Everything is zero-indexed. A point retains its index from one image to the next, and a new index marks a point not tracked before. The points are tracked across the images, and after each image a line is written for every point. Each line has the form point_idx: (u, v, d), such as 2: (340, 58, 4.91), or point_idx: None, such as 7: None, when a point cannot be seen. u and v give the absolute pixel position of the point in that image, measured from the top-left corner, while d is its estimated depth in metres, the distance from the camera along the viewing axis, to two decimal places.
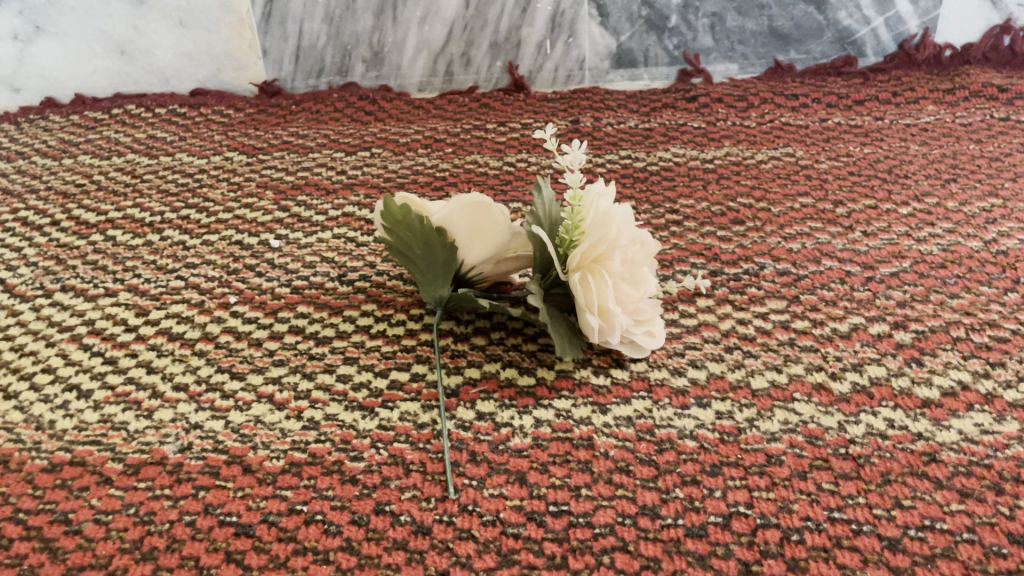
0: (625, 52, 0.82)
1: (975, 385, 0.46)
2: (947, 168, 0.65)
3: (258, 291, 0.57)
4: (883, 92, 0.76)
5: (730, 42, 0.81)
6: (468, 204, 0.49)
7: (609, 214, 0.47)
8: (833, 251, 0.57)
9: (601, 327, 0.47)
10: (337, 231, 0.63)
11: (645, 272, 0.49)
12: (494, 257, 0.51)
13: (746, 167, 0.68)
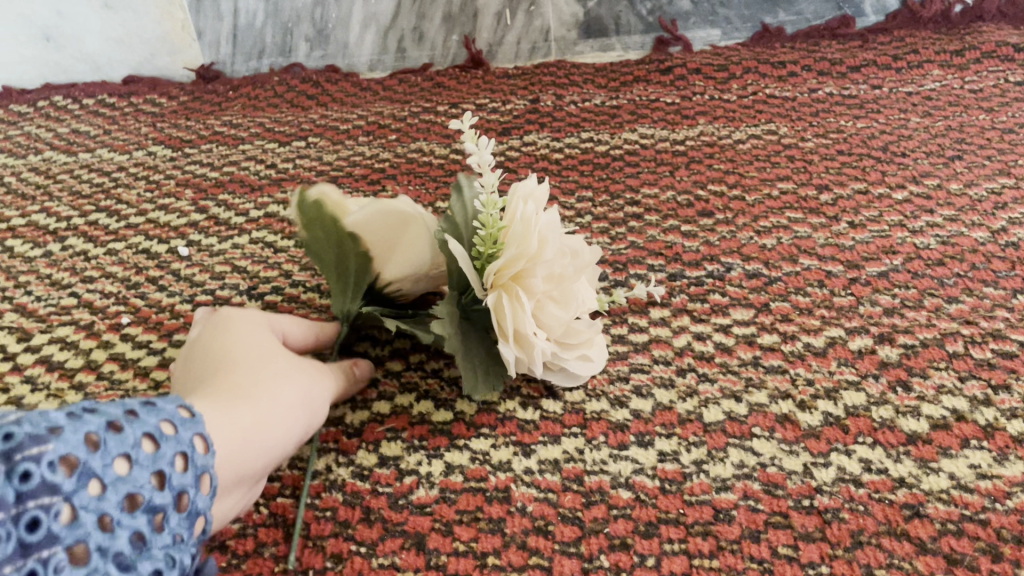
0: (594, 20, 0.75)
1: (973, 415, 0.38)
2: (952, 143, 0.56)
3: (156, 309, 0.51)
4: (882, 56, 0.67)
5: (710, 4, 0.73)
6: (391, 208, 0.41)
7: (536, 217, 0.39)
8: (813, 247, 0.49)
9: (520, 357, 0.39)
10: (256, 235, 0.57)
11: (578, 286, 0.41)
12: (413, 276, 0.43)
13: (721, 148, 0.60)
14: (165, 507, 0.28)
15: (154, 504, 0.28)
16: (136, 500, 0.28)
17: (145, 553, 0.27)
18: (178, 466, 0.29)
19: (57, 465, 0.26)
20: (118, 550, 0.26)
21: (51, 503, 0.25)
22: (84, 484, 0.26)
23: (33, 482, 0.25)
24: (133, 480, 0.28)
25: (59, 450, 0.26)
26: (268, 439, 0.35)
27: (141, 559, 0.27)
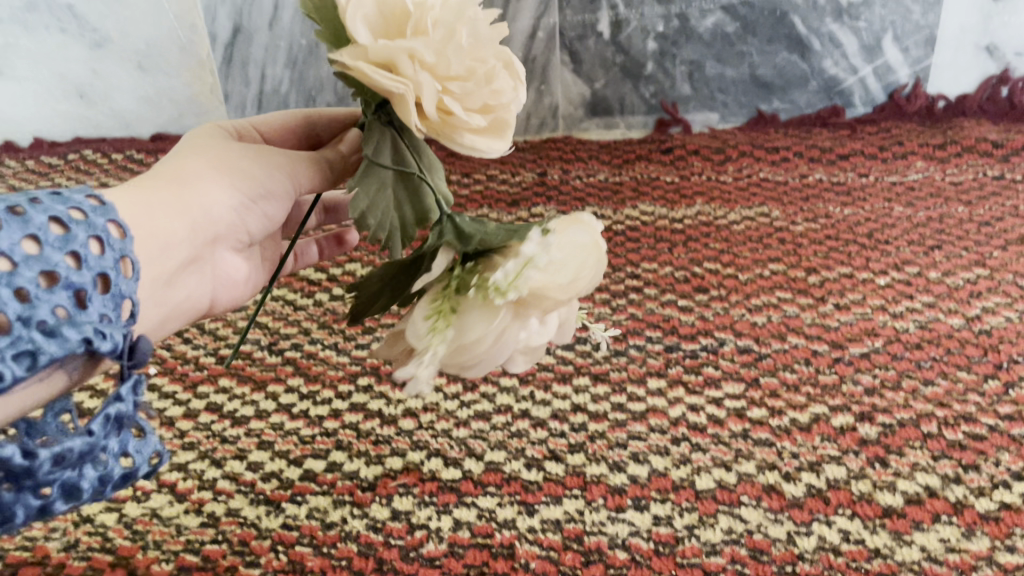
0: (600, 100, 0.79)
1: (944, 492, 0.41)
2: (932, 233, 0.60)
3: (181, 360, 0.54)
4: (869, 146, 0.71)
5: (710, 90, 0.77)
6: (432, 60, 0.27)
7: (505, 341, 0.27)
8: (800, 326, 0.53)
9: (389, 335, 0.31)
10: (277, 292, 0.60)
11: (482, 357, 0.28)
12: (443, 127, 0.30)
13: (717, 228, 0.64)
14: (80, 288, 0.25)
15: (62, 288, 0.25)
16: (46, 280, 0.25)
17: (67, 328, 0.24)
18: (90, 247, 0.26)
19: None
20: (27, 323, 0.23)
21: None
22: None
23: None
24: (30, 256, 0.24)
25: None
26: (186, 226, 0.33)
27: (60, 332, 0.24)
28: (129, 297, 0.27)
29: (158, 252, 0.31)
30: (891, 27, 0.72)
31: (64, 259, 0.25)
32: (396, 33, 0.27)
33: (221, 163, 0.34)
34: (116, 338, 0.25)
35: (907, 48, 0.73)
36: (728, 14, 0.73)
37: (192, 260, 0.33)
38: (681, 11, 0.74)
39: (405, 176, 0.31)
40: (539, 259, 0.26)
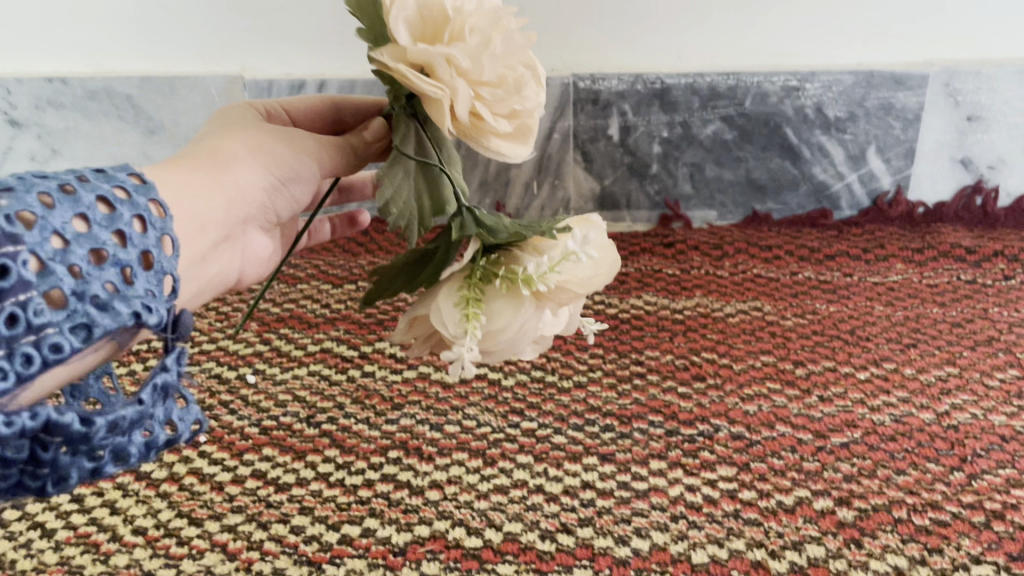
0: (608, 195, 0.86)
1: (910, 572, 0.46)
2: (909, 332, 0.67)
3: (228, 429, 0.59)
4: (853, 247, 0.78)
5: (710, 191, 0.84)
6: (465, 67, 0.35)
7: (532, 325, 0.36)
8: (788, 415, 0.59)
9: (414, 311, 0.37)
10: (313, 368, 0.67)
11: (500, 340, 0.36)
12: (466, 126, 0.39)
13: (714, 320, 0.70)
14: (130, 262, 0.33)
15: (115, 265, 0.32)
16: (102, 256, 0.32)
17: (119, 299, 0.31)
18: (134, 230, 0.34)
19: (10, 219, 0.29)
20: (92, 295, 0.31)
21: (14, 251, 0.29)
22: (41, 236, 0.30)
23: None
24: (92, 239, 0.32)
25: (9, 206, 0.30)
26: (223, 200, 0.41)
27: (116, 301, 0.31)
28: (165, 269, 0.35)
29: (205, 215, 0.40)
30: (874, 139, 0.79)
31: (114, 237, 0.33)
32: (433, 34, 0.36)
33: (251, 134, 0.44)
34: (159, 306, 0.33)
35: (889, 159, 0.80)
36: (726, 123, 0.81)
37: (231, 222, 0.42)
38: (684, 119, 0.81)
39: (425, 167, 0.41)
40: (565, 260, 0.35)
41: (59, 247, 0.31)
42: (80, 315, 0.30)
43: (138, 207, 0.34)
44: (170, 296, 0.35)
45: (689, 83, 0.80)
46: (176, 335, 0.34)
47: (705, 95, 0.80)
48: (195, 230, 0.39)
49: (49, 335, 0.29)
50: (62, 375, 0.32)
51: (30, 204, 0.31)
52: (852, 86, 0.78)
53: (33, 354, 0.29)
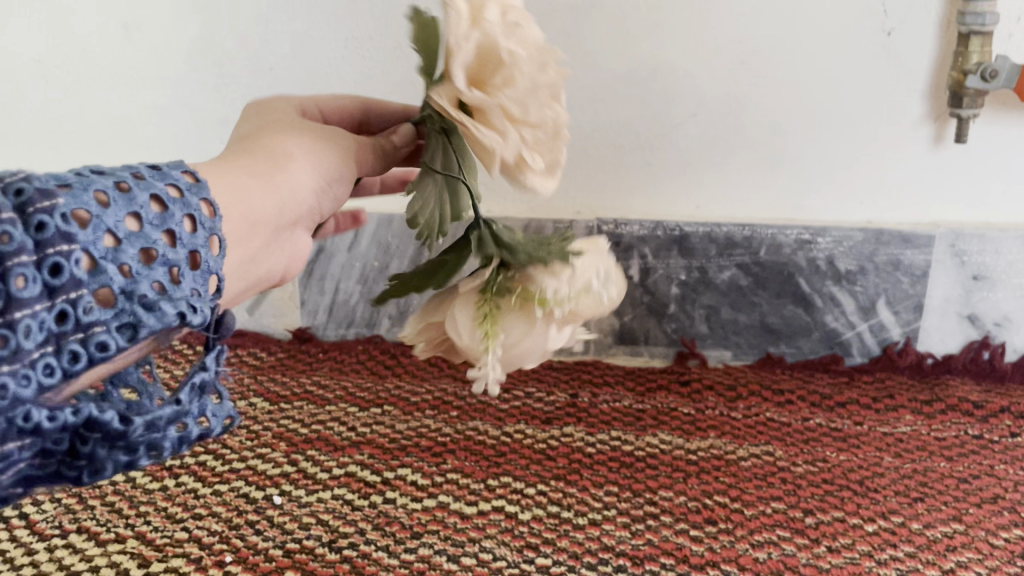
0: (627, 331, 0.89)
1: None
2: (916, 485, 0.68)
3: (253, 550, 0.61)
4: (864, 396, 0.81)
5: (725, 330, 0.88)
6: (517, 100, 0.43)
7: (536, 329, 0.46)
8: (796, 564, 0.60)
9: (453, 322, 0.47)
10: (337, 491, 0.69)
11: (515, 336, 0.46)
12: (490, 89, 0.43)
13: (726, 462, 0.72)
14: (175, 260, 0.38)
15: (161, 263, 0.38)
16: (151, 254, 0.38)
17: (165, 299, 0.37)
18: (181, 229, 0.39)
19: (67, 217, 0.34)
20: (137, 293, 0.36)
21: (67, 250, 0.34)
22: (98, 235, 0.35)
23: (47, 232, 0.33)
24: (142, 240, 0.37)
25: (67, 204, 0.35)
26: (275, 191, 0.46)
27: (160, 300, 0.37)
28: (210, 267, 0.41)
29: (262, 220, 0.46)
30: (883, 292, 0.83)
31: (163, 236, 0.39)
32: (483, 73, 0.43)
33: (304, 137, 0.49)
34: (199, 306, 0.39)
35: (898, 311, 0.84)
36: (741, 270, 0.85)
37: (285, 223, 0.47)
38: (701, 263, 0.86)
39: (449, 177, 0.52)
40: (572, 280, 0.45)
41: (112, 244, 0.36)
42: (128, 314, 0.36)
43: (186, 207, 0.40)
44: (212, 296, 0.41)
45: (707, 232, 0.84)
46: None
47: (722, 243, 0.84)
48: (246, 230, 0.45)
49: (97, 334, 0.35)
50: (107, 367, 0.37)
51: (85, 203, 0.35)
52: (861, 242, 0.82)
53: (80, 352, 0.34)
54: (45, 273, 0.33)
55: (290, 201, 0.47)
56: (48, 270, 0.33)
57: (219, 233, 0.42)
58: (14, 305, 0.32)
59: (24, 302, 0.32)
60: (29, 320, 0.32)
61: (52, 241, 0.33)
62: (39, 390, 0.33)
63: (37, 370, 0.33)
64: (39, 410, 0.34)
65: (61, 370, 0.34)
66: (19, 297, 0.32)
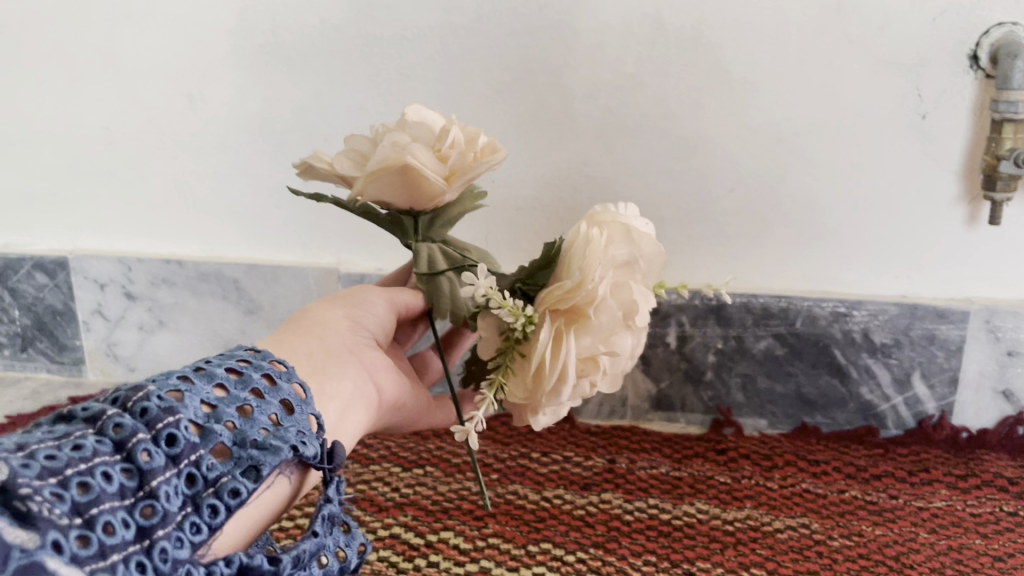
0: (664, 397, 0.91)
1: None
2: (952, 562, 0.69)
3: None
4: (899, 469, 0.82)
5: (761, 399, 0.89)
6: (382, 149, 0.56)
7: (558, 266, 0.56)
8: None
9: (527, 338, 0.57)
10: (382, 553, 0.71)
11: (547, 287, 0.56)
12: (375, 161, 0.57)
13: (763, 533, 0.74)
14: (269, 408, 0.47)
15: (258, 412, 0.47)
16: (247, 409, 0.47)
17: (274, 438, 0.46)
18: (264, 384, 0.48)
19: (164, 398, 0.44)
20: (245, 440, 0.45)
21: (174, 421, 0.43)
22: (195, 407, 0.45)
23: (151, 412, 0.42)
24: (232, 401, 0.46)
25: (159, 389, 0.44)
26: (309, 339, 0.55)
27: (266, 439, 0.45)
28: (304, 408, 0.49)
29: (311, 354, 0.54)
30: (918, 365, 0.85)
31: (251, 393, 0.48)
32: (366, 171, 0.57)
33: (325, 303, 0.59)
34: (305, 438, 0.47)
35: (933, 385, 0.85)
36: (777, 340, 0.87)
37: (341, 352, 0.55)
38: (738, 333, 0.88)
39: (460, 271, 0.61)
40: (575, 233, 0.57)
41: (209, 411, 0.45)
42: (244, 460, 0.44)
43: (261, 367, 0.49)
44: (316, 430, 0.49)
45: (744, 303, 0.87)
46: (332, 465, 0.49)
47: (758, 314, 0.87)
48: (302, 359, 0.53)
49: (225, 483, 0.43)
50: (246, 518, 0.45)
51: (176, 386, 0.45)
52: (897, 316, 0.84)
53: (215, 503, 0.43)
54: (163, 445, 0.42)
55: (326, 332, 0.56)
56: (165, 442, 0.42)
57: (298, 380, 0.50)
58: (146, 475, 0.40)
59: (154, 470, 0.41)
60: (164, 486, 0.41)
61: (158, 417, 0.42)
62: (193, 545, 0.41)
63: (187, 528, 0.41)
64: (198, 565, 0.41)
65: (206, 523, 0.42)
66: (148, 468, 0.41)
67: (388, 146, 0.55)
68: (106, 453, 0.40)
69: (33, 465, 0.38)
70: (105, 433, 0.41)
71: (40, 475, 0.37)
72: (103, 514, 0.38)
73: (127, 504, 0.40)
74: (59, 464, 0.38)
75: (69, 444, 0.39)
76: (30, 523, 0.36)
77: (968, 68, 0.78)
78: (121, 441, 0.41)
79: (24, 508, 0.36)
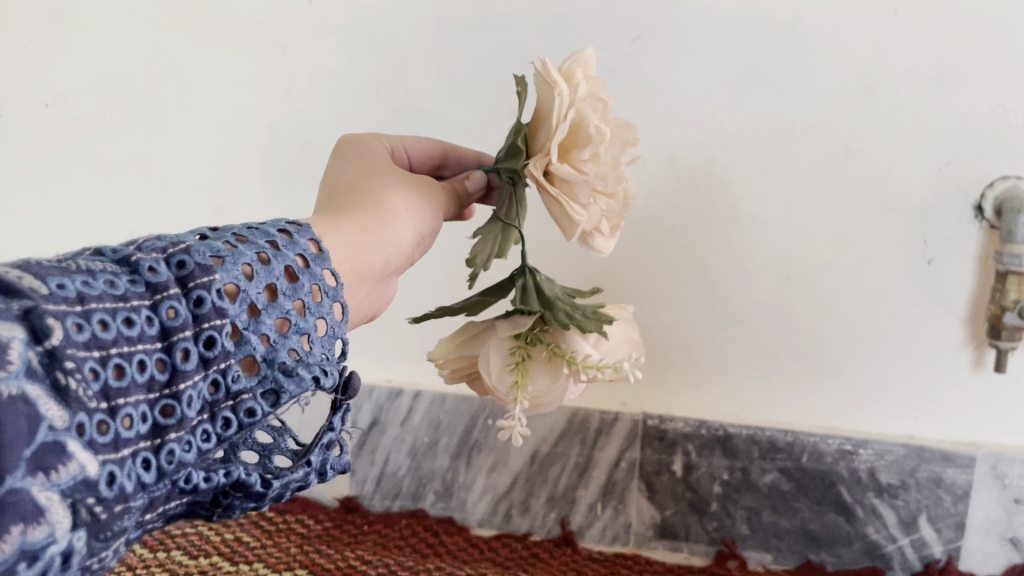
0: (667, 525, 0.91)
1: None
2: None
3: None
4: None
5: (765, 533, 0.89)
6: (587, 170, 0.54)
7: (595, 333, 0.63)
8: None
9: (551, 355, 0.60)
10: None
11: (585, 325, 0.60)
12: (576, 161, 0.54)
13: None
14: (306, 329, 0.45)
15: (293, 331, 0.44)
16: (285, 324, 0.44)
17: (302, 365, 0.43)
18: (311, 299, 0.46)
19: (221, 294, 0.40)
20: (277, 362, 0.42)
21: (220, 324, 0.39)
22: (243, 308, 0.41)
23: (205, 306, 0.39)
24: (276, 311, 0.43)
25: (221, 281, 0.41)
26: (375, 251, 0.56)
27: (297, 367, 0.43)
28: (335, 332, 0.47)
29: (368, 269, 0.56)
30: (925, 508, 0.84)
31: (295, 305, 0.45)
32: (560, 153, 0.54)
33: (399, 191, 0.60)
34: (329, 368, 0.45)
35: (940, 528, 0.84)
36: (783, 475, 0.87)
37: (372, 274, 0.56)
38: (744, 465, 0.88)
39: (507, 226, 0.60)
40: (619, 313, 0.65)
41: (252, 316, 0.42)
42: (270, 382, 0.42)
43: (314, 277, 0.47)
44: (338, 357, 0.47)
45: (750, 435, 0.87)
46: (346, 397, 0.47)
47: (764, 447, 0.87)
48: (354, 279, 0.54)
49: (245, 401, 0.40)
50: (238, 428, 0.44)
51: (235, 277, 0.42)
52: (903, 457, 0.84)
53: (230, 418, 0.40)
54: (200, 346, 0.39)
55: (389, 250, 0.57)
56: (204, 343, 0.39)
57: (342, 301, 0.48)
58: (177, 375, 0.37)
59: (186, 373, 0.38)
60: (190, 391, 0.38)
61: (209, 316, 0.39)
62: (198, 454, 0.38)
63: (199, 435, 0.38)
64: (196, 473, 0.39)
65: (216, 436, 0.39)
66: (181, 368, 0.38)
67: (585, 184, 0.53)
68: (149, 337, 0.37)
69: (83, 332, 0.34)
70: (157, 314, 0.38)
71: (86, 343, 0.34)
72: (125, 407, 0.35)
73: (151, 398, 0.37)
74: (106, 338, 0.35)
75: (123, 315, 0.36)
76: (61, 397, 0.32)
77: (972, 218, 0.79)
78: (168, 329, 0.38)
79: (62, 380, 0.32)
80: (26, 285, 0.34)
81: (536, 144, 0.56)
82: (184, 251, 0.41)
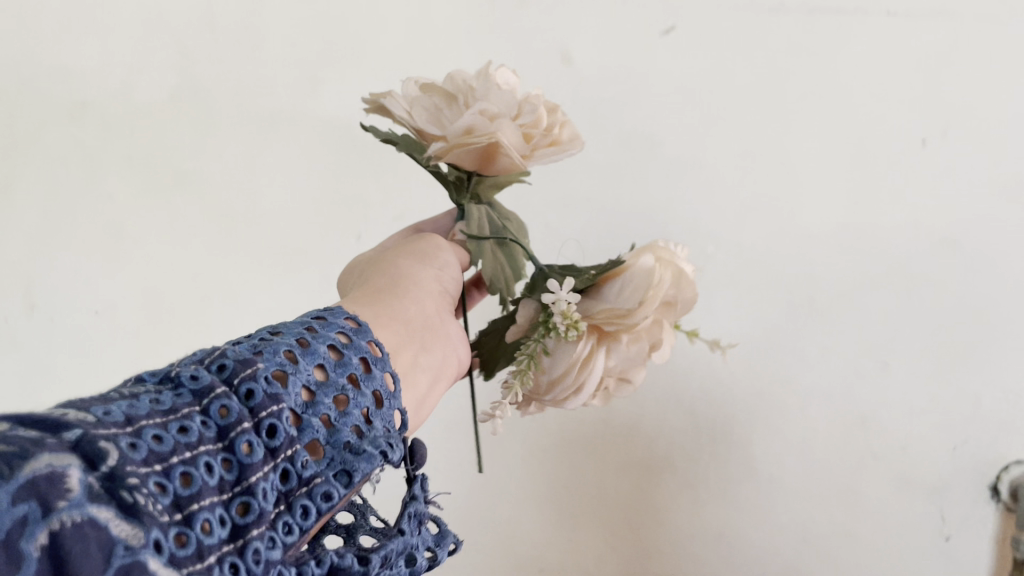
0: None
1: None
2: None
3: None
4: None
5: None
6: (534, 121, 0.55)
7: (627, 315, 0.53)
8: None
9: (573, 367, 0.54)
10: None
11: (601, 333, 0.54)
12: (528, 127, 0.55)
13: None
14: (364, 402, 0.41)
15: (353, 407, 0.40)
16: (342, 400, 0.40)
17: (368, 440, 0.39)
18: (360, 372, 0.42)
19: (271, 380, 0.37)
20: (342, 441, 0.38)
21: (278, 409, 0.36)
22: (296, 392, 0.38)
23: (257, 397, 0.36)
24: (331, 389, 0.40)
25: (267, 369, 0.38)
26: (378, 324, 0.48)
27: (361, 442, 0.39)
28: (393, 403, 0.43)
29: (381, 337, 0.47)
30: None
31: (348, 381, 0.41)
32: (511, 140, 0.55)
33: (413, 260, 0.56)
34: (393, 441, 0.41)
35: None
36: None
37: (429, 335, 0.50)
38: None
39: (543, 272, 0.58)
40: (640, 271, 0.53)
41: (307, 400, 0.39)
42: (338, 462, 0.38)
43: (358, 350, 0.43)
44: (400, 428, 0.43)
45: None
46: (415, 463, 0.46)
47: None
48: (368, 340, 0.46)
49: (319, 484, 0.37)
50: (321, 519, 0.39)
51: (281, 364, 0.38)
52: None
53: (309, 505, 0.36)
54: (263, 436, 0.35)
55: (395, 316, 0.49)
56: (265, 432, 0.35)
57: (392, 372, 0.44)
58: (245, 469, 0.34)
59: (254, 465, 0.34)
60: (262, 483, 0.34)
61: (264, 404, 0.36)
62: (284, 549, 0.34)
63: (280, 528, 0.35)
64: (289, 568, 0.34)
65: (299, 527, 0.35)
66: (248, 460, 0.34)
67: (475, 115, 0.52)
68: (208, 438, 0.34)
69: (138, 447, 0.31)
70: (209, 416, 0.35)
71: (146, 459, 0.31)
72: (201, 511, 0.31)
73: (223, 499, 0.33)
74: (165, 449, 0.32)
75: (175, 426, 0.33)
76: (133, 514, 0.28)
77: (989, 498, 0.80)
78: (224, 428, 0.35)
79: (129, 499, 0.28)
80: (73, 416, 0.30)
81: (475, 160, 0.56)
82: (221, 356, 0.38)
